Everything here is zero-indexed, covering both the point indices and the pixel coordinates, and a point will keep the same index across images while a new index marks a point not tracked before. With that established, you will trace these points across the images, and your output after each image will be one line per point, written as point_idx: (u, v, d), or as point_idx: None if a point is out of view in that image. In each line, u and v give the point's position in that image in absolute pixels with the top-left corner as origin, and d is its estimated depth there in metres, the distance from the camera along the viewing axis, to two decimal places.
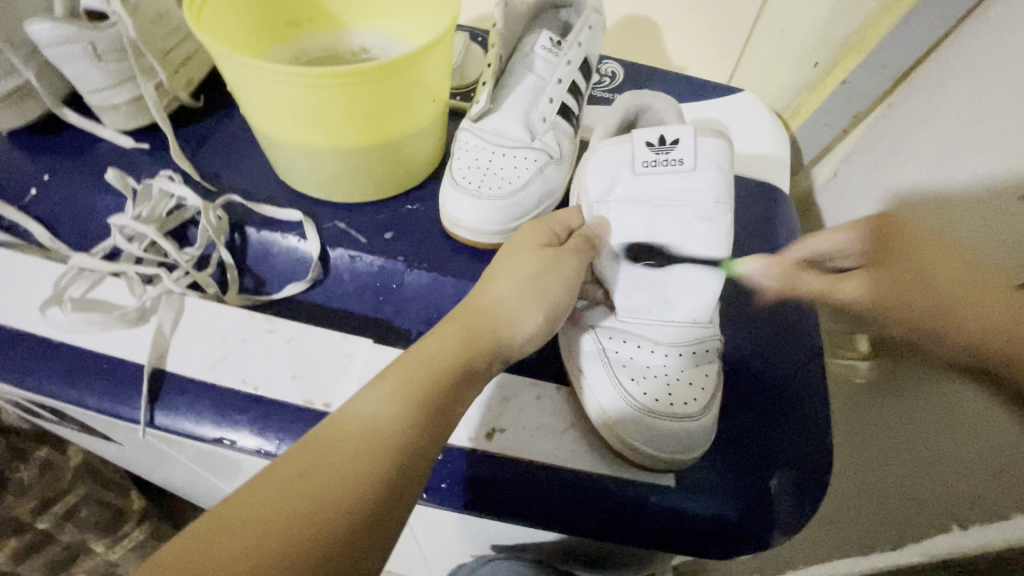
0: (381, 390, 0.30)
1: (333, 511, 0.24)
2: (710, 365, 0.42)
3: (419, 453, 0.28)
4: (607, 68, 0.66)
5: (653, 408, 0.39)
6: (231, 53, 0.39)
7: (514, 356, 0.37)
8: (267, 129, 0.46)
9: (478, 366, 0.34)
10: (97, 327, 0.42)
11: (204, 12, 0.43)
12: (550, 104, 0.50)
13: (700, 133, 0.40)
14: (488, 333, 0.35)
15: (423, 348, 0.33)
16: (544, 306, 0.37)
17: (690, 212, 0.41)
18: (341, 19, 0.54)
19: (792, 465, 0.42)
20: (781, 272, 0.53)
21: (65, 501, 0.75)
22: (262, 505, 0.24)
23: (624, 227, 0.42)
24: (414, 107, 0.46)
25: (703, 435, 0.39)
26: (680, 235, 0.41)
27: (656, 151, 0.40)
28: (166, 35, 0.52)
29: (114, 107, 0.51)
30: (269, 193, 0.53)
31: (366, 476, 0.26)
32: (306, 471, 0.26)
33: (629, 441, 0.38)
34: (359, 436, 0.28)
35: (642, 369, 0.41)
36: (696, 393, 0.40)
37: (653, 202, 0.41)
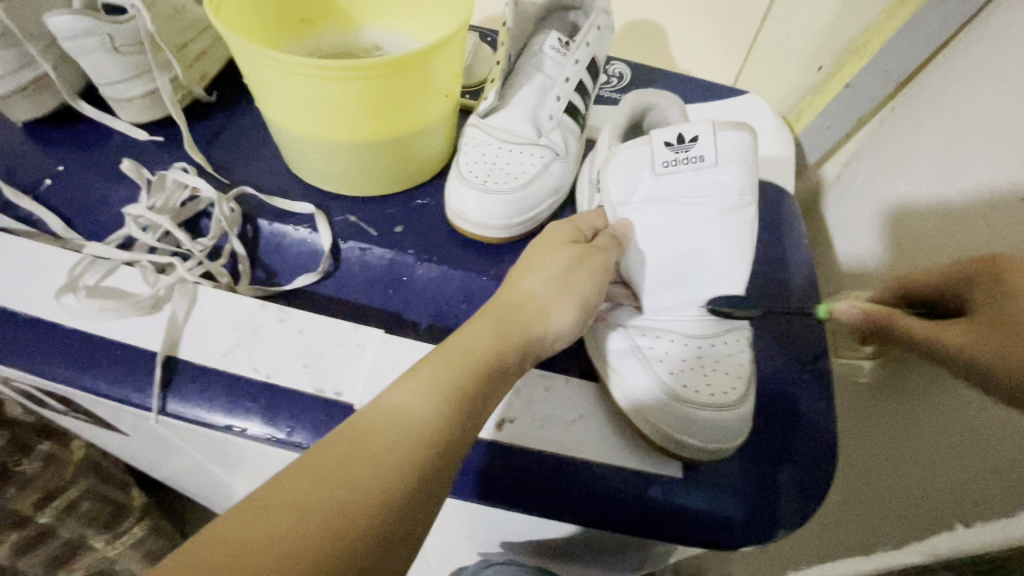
0: (418, 380, 0.30)
1: (367, 502, 0.25)
2: (744, 353, 0.41)
3: (449, 447, 0.29)
4: (615, 68, 0.67)
5: (691, 399, 0.38)
6: (251, 47, 0.39)
7: (548, 350, 0.37)
8: (284, 123, 0.46)
9: (512, 359, 0.34)
10: (110, 313, 0.43)
11: (223, 7, 0.44)
12: (558, 103, 0.51)
13: (720, 126, 0.39)
14: (520, 328, 0.35)
15: (457, 342, 0.34)
16: (577, 300, 0.38)
17: (713, 207, 0.41)
18: (354, 16, 0.55)
19: (797, 463, 0.42)
20: (787, 271, 0.54)
21: (67, 495, 0.75)
22: (299, 489, 0.24)
23: (647, 227, 0.42)
24: (429, 103, 0.47)
25: (743, 423, 0.38)
26: (702, 231, 0.41)
27: (675, 150, 0.39)
28: (182, 30, 0.53)
29: (130, 99, 0.52)
30: (280, 187, 0.53)
31: (399, 466, 0.26)
32: (340, 460, 0.26)
33: (665, 432, 0.38)
34: (394, 426, 0.28)
35: (676, 363, 0.41)
36: (733, 382, 0.39)
37: (676, 200, 0.41)
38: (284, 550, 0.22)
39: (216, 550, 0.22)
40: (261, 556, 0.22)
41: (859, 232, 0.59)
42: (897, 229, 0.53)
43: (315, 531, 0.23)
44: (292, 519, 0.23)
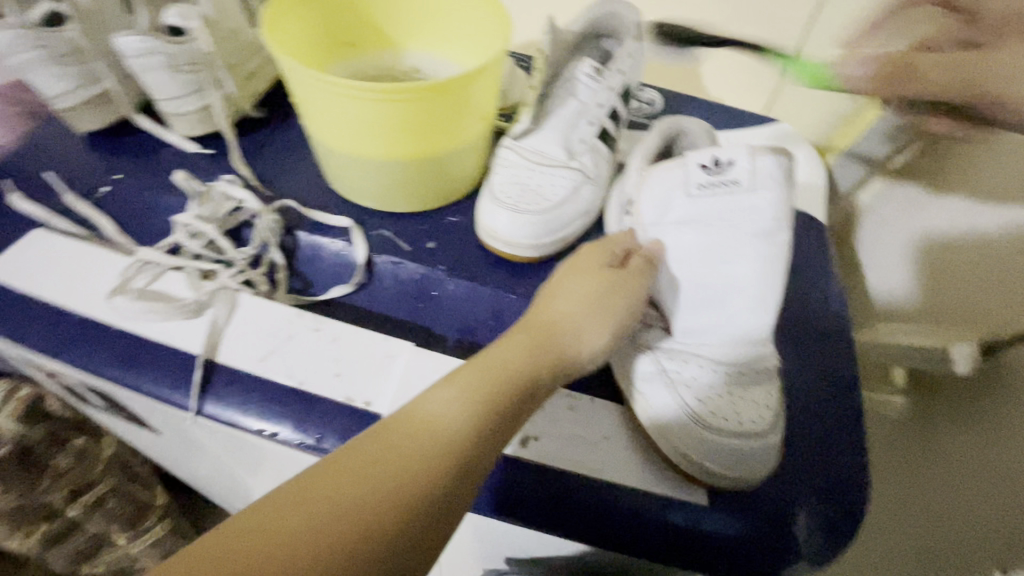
0: (450, 390, 0.31)
1: (391, 505, 0.26)
2: (771, 382, 0.41)
3: (478, 459, 0.29)
4: (647, 94, 0.68)
5: (719, 426, 0.38)
6: (302, 68, 0.42)
7: (582, 368, 0.38)
8: (327, 140, 0.48)
9: (543, 375, 0.34)
10: (158, 316, 0.45)
11: (278, 27, 0.47)
12: (590, 127, 0.53)
13: (757, 150, 0.39)
14: (553, 346, 0.36)
15: (491, 356, 0.34)
16: (611, 318, 0.38)
17: (747, 232, 0.39)
18: (397, 41, 0.58)
19: (823, 498, 0.41)
20: (819, 301, 0.53)
21: (95, 492, 0.77)
22: (333, 486, 0.26)
23: (679, 248, 0.42)
24: (466, 125, 0.49)
25: (769, 454, 0.38)
26: (734, 257, 0.40)
27: (710, 173, 0.39)
28: (236, 50, 0.56)
29: (184, 114, 0.55)
30: (319, 200, 0.55)
31: (427, 473, 0.27)
32: (373, 462, 0.27)
33: (691, 456, 0.38)
34: (422, 434, 0.29)
35: (704, 389, 0.40)
36: (760, 412, 0.39)
37: (710, 223, 0.40)
38: (310, 543, 0.24)
39: (249, 537, 0.24)
40: (293, 545, 0.23)
41: (906, 261, 0.60)
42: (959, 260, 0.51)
43: (338, 528, 0.24)
44: (319, 517, 0.24)
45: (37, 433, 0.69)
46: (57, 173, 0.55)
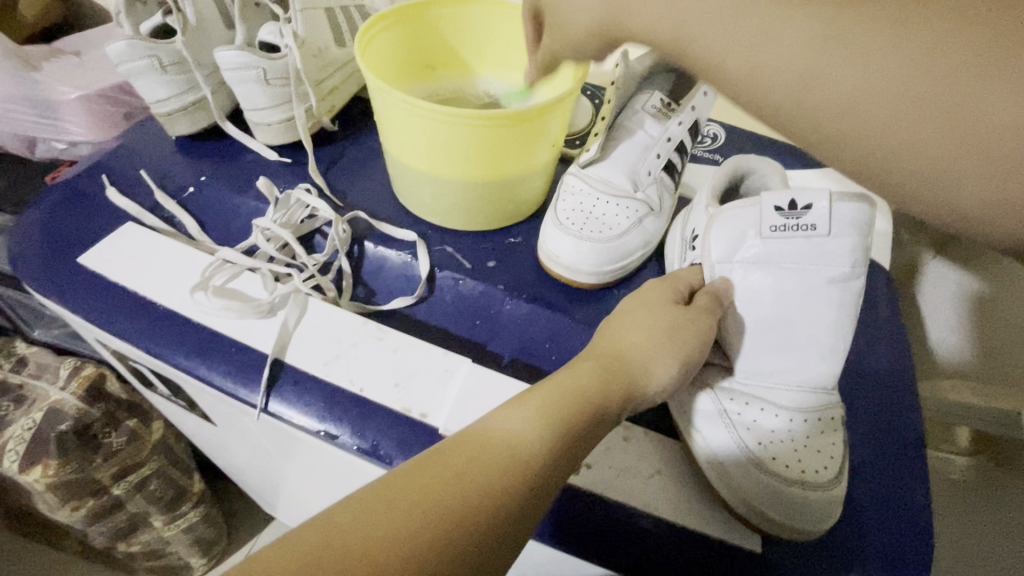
0: (529, 411, 0.32)
1: (478, 521, 0.27)
2: (835, 433, 0.40)
3: (548, 482, 0.29)
4: (710, 129, 0.69)
5: (782, 473, 0.37)
6: (389, 90, 0.44)
7: (649, 400, 0.38)
8: (403, 157, 0.51)
9: (614, 403, 0.35)
10: (233, 313, 0.47)
11: (369, 48, 0.50)
12: (657, 160, 0.53)
13: (838, 196, 0.37)
14: (623, 375, 0.36)
15: (565, 380, 0.35)
16: (679, 350, 0.38)
17: (822, 276, 0.39)
18: (472, 66, 0.60)
19: (884, 559, 0.38)
20: (884, 350, 0.52)
21: (140, 472, 0.80)
22: (412, 493, 0.27)
23: (747, 287, 0.41)
24: (537, 151, 0.50)
25: (834, 507, 0.37)
26: (807, 300, 0.40)
27: (785, 216, 0.39)
28: (321, 67, 0.59)
29: (269, 124, 0.59)
30: (387, 213, 0.57)
31: (501, 491, 0.28)
32: (449, 473, 0.28)
33: (752, 502, 0.36)
34: (505, 452, 0.29)
35: (768, 435, 0.39)
36: (825, 462, 0.38)
37: (782, 264, 0.40)
38: (408, 553, 0.24)
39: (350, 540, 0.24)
40: (376, 547, 0.24)
41: None
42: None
43: (432, 540, 0.25)
44: (414, 526, 0.25)
45: (97, 412, 0.73)
46: (149, 171, 0.60)
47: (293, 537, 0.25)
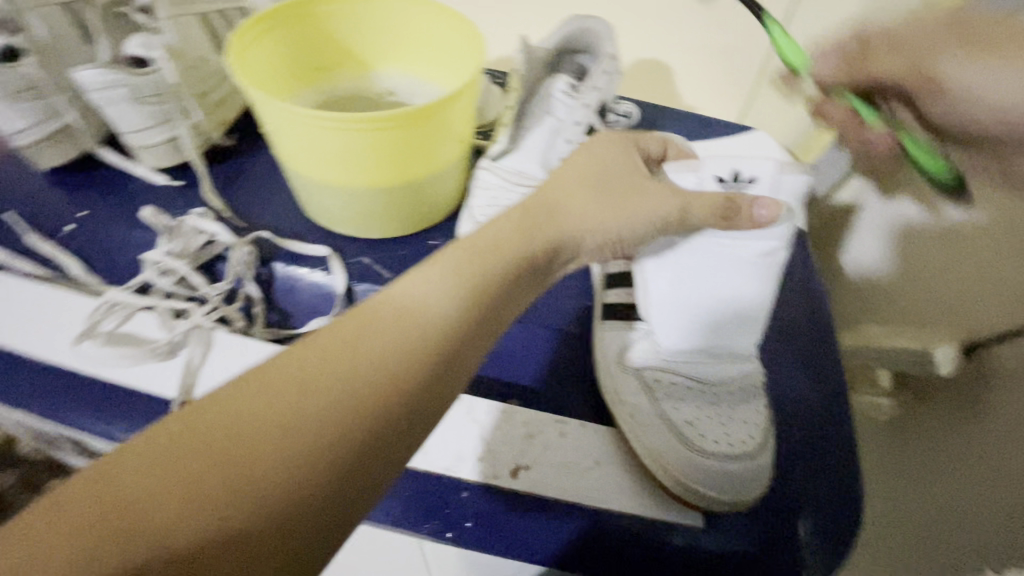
0: (425, 288, 0.30)
1: (350, 409, 0.25)
2: (759, 400, 0.40)
3: (386, 394, 0.26)
4: (624, 107, 0.68)
5: (710, 450, 0.37)
6: (270, 101, 0.41)
7: (569, 259, 0.38)
8: (300, 169, 0.47)
9: (524, 279, 0.34)
10: (128, 360, 0.43)
11: (247, 55, 0.46)
12: (568, 146, 0.52)
13: (785, 166, 0.35)
14: (483, 273, 0.32)
15: (474, 260, 0.32)
16: (611, 228, 0.36)
17: (753, 254, 0.37)
18: (369, 63, 0.56)
19: (825, 511, 0.40)
20: (803, 308, 0.54)
21: None
22: (208, 431, 0.23)
23: (678, 269, 0.39)
24: (442, 149, 0.48)
25: (765, 474, 0.37)
26: (735, 279, 0.38)
27: (728, 186, 0.36)
28: (203, 79, 0.54)
29: (152, 146, 0.54)
30: (295, 229, 0.54)
31: (323, 416, 0.24)
32: (260, 405, 0.24)
33: (683, 480, 0.36)
34: (391, 337, 0.27)
35: (695, 412, 0.39)
36: (751, 431, 0.38)
37: (716, 240, 0.37)
38: (267, 442, 0.23)
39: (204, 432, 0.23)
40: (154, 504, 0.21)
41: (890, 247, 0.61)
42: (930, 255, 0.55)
43: (293, 430, 0.23)
44: (275, 416, 0.24)
45: None
46: (18, 212, 0.53)
47: (148, 430, 0.23)
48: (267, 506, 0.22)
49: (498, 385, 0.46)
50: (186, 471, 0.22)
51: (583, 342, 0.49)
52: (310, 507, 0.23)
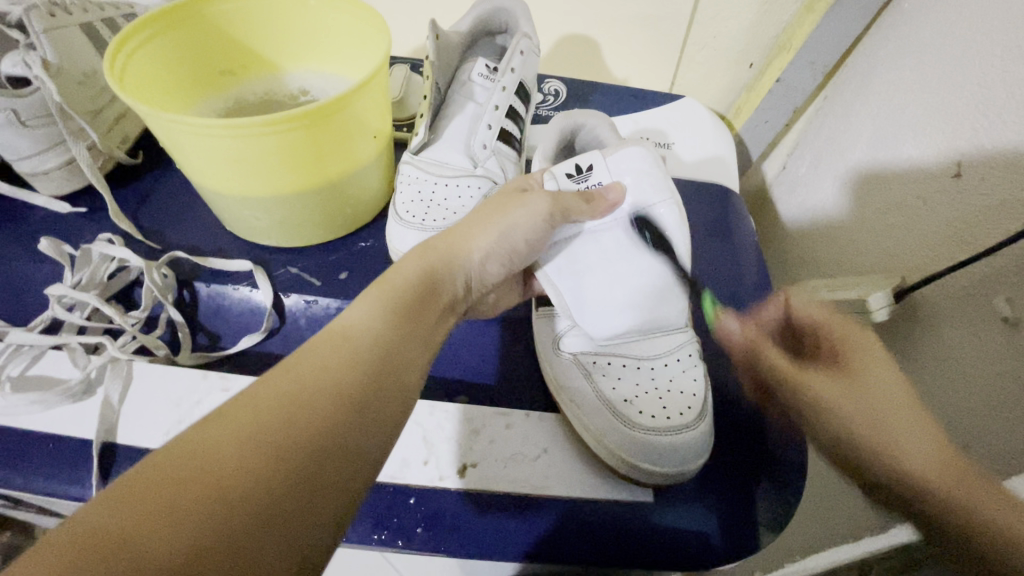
0: (359, 307, 0.30)
1: (332, 417, 0.24)
2: (697, 369, 0.40)
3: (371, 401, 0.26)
4: (550, 87, 0.68)
5: (649, 425, 0.37)
6: (154, 112, 0.37)
7: (478, 279, 0.37)
8: (204, 181, 0.44)
9: (445, 296, 0.34)
10: (38, 405, 0.40)
11: (130, 65, 0.42)
12: (489, 131, 0.50)
13: (608, 151, 0.41)
14: (423, 289, 0.33)
15: (388, 281, 0.33)
16: (497, 230, 0.36)
17: (631, 228, 0.40)
18: (275, 63, 0.53)
19: (772, 467, 0.41)
20: (738, 272, 0.55)
21: None
22: (199, 460, 0.21)
23: (576, 261, 0.41)
24: (355, 146, 0.46)
25: (705, 442, 0.37)
26: (627, 256, 0.40)
27: (576, 180, 0.40)
28: (94, 95, 0.50)
29: (46, 172, 0.50)
30: (216, 246, 0.51)
31: (320, 426, 0.24)
32: (251, 428, 0.23)
33: (628, 458, 0.36)
34: (347, 349, 0.28)
35: (632, 390, 0.39)
36: (689, 401, 0.38)
37: (594, 231, 0.41)
38: (271, 452, 0.22)
39: (175, 475, 0.20)
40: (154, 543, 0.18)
41: (820, 201, 0.62)
42: (864, 195, 0.55)
43: (280, 448, 0.22)
44: (268, 419, 0.23)
45: None
46: None
47: (97, 496, 0.19)
48: (276, 526, 0.21)
49: (441, 385, 0.45)
50: (197, 487, 0.20)
51: (524, 330, 0.48)
52: (321, 517, 0.22)
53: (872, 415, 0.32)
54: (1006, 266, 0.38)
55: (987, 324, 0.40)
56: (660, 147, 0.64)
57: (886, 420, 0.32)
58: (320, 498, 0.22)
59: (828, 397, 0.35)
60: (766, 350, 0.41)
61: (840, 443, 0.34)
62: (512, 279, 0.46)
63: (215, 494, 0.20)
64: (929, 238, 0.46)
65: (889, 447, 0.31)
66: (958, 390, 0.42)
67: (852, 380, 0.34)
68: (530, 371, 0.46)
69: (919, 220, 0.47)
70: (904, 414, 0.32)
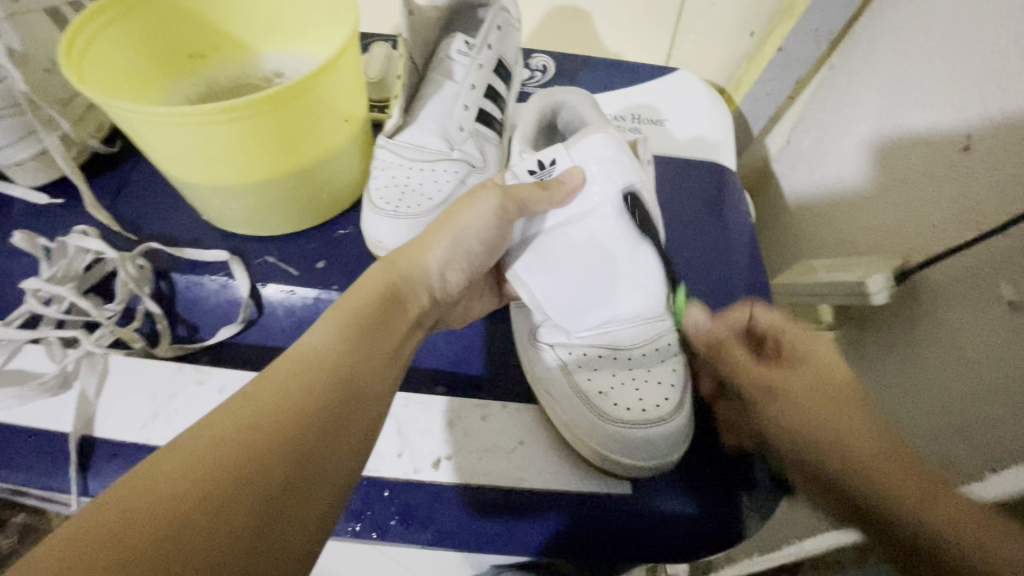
0: (320, 329, 0.29)
1: (295, 440, 0.24)
2: (676, 358, 0.39)
3: (336, 419, 0.26)
4: (538, 62, 0.65)
5: (624, 418, 0.36)
6: (111, 101, 0.36)
7: (443, 291, 0.37)
8: (173, 172, 0.42)
9: (410, 310, 0.34)
10: (15, 400, 0.40)
11: (89, 52, 0.41)
12: (467, 112, 0.47)
13: (573, 143, 0.38)
14: (384, 304, 0.33)
15: (348, 299, 0.32)
16: (450, 237, 0.36)
17: (602, 218, 0.38)
18: (248, 44, 0.52)
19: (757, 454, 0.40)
20: (729, 253, 0.53)
21: None
22: (163, 488, 0.20)
23: (544, 258, 0.39)
24: (326, 131, 0.44)
25: (684, 433, 0.36)
26: (600, 249, 0.38)
27: (539, 176, 0.38)
28: (64, 83, 0.49)
29: (21, 163, 0.49)
30: (194, 236, 0.51)
31: (285, 445, 0.23)
32: (212, 451, 0.22)
33: (602, 452, 0.36)
34: (306, 370, 0.27)
35: (608, 382, 0.38)
36: (666, 392, 0.37)
37: (566, 226, 0.39)
38: (238, 473, 0.22)
39: (126, 512, 0.20)
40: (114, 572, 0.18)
41: (823, 175, 0.59)
42: (867, 172, 0.53)
43: (236, 477, 0.22)
44: (234, 441, 0.23)
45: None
46: None
47: (39, 545, 0.18)
48: (230, 557, 0.20)
49: (419, 375, 0.44)
50: (159, 516, 0.20)
51: (504, 319, 0.47)
52: (285, 533, 0.22)
53: (833, 410, 0.31)
54: (1012, 248, 0.36)
55: (990, 310, 0.38)
56: (652, 124, 0.61)
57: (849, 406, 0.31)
58: (283, 523, 0.22)
59: (786, 386, 0.33)
60: (732, 348, 0.37)
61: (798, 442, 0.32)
62: (485, 282, 0.44)
63: (168, 531, 0.19)
64: (928, 215, 0.44)
65: (841, 439, 0.30)
66: (958, 376, 0.40)
67: (811, 374, 0.33)
68: (510, 360, 0.45)
69: (922, 201, 0.45)
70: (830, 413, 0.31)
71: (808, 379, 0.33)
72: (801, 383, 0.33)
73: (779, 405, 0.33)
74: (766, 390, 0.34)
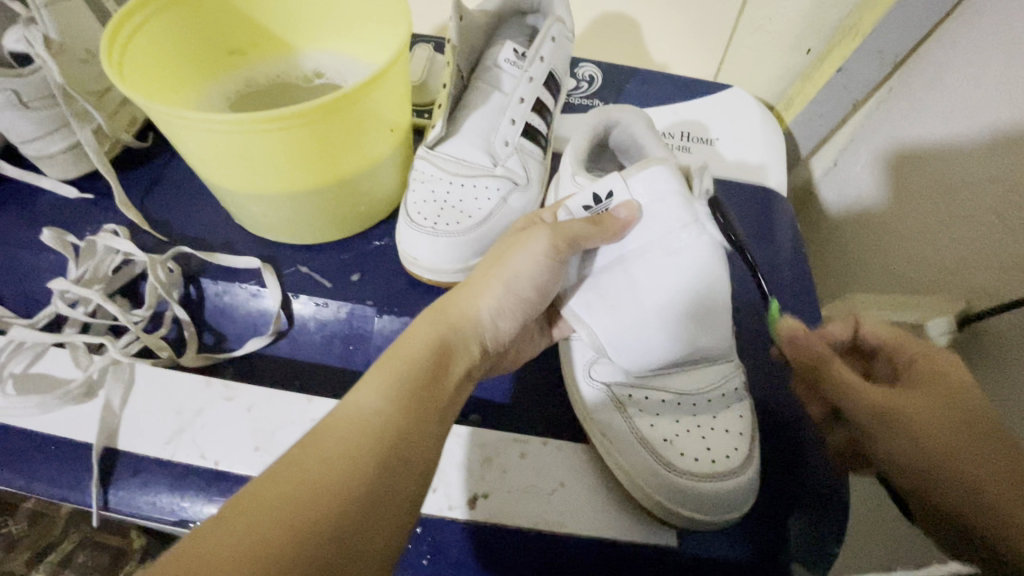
0: (367, 385, 0.28)
1: (340, 519, 0.22)
2: (742, 404, 0.37)
3: (382, 495, 0.24)
4: (584, 72, 0.63)
5: (690, 469, 0.34)
6: (153, 105, 0.34)
7: (494, 338, 0.35)
8: (215, 180, 0.41)
9: (462, 353, 0.32)
10: (38, 407, 0.39)
11: (130, 49, 0.39)
12: (513, 127, 0.45)
13: (629, 172, 0.35)
14: (437, 355, 0.31)
15: (398, 349, 0.30)
16: (499, 283, 0.34)
17: (666, 253, 0.35)
18: (290, 42, 0.50)
19: (810, 495, 0.38)
20: (777, 285, 0.50)
21: (62, 548, 0.61)
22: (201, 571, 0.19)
23: (602, 295, 0.38)
24: (372, 140, 0.42)
25: (752, 487, 0.34)
26: (664, 285, 0.35)
27: (593, 211, 0.36)
28: (100, 75, 0.47)
29: (52, 156, 0.48)
30: (225, 240, 0.49)
31: (326, 526, 0.22)
32: (249, 529, 0.21)
33: (667, 504, 0.34)
34: (353, 437, 0.25)
35: (673, 431, 0.35)
36: (734, 442, 0.35)
37: (626, 260, 0.36)
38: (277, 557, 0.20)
39: None
40: None
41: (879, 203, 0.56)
42: (926, 204, 0.49)
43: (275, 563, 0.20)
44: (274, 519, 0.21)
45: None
46: None
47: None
48: None
49: None
50: None
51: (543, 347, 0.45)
52: None
53: (948, 429, 0.29)
54: None
55: None
56: (700, 143, 0.58)
57: (987, 439, 0.28)
58: None
59: (908, 412, 0.29)
60: (841, 364, 0.33)
61: (949, 510, 0.28)
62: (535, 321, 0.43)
63: None
64: (1000, 260, 0.41)
65: (959, 470, 0.28)
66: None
67: (935, 395, 0.30)
68: (549, 391, 0.43)
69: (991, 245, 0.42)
70: (952, 445, 0.28)
71: (922, 394, 0.30)
72: (924, 410, 0.29)
73: (937, 480, 0.28)
74: (881, 419, 0.30)
